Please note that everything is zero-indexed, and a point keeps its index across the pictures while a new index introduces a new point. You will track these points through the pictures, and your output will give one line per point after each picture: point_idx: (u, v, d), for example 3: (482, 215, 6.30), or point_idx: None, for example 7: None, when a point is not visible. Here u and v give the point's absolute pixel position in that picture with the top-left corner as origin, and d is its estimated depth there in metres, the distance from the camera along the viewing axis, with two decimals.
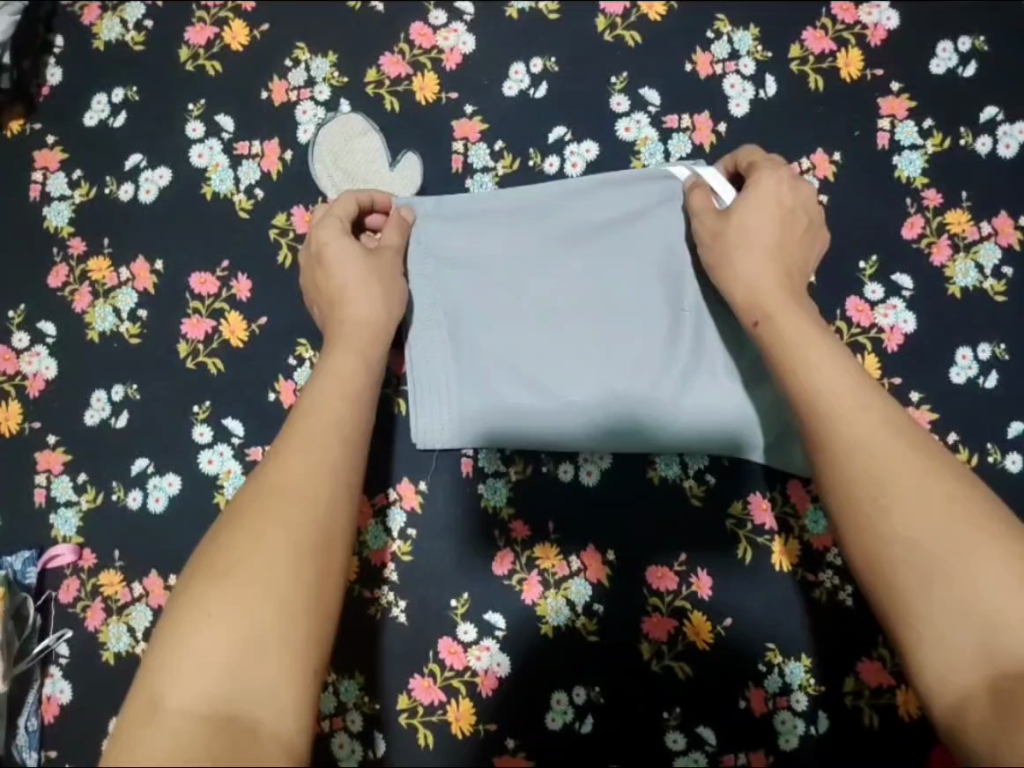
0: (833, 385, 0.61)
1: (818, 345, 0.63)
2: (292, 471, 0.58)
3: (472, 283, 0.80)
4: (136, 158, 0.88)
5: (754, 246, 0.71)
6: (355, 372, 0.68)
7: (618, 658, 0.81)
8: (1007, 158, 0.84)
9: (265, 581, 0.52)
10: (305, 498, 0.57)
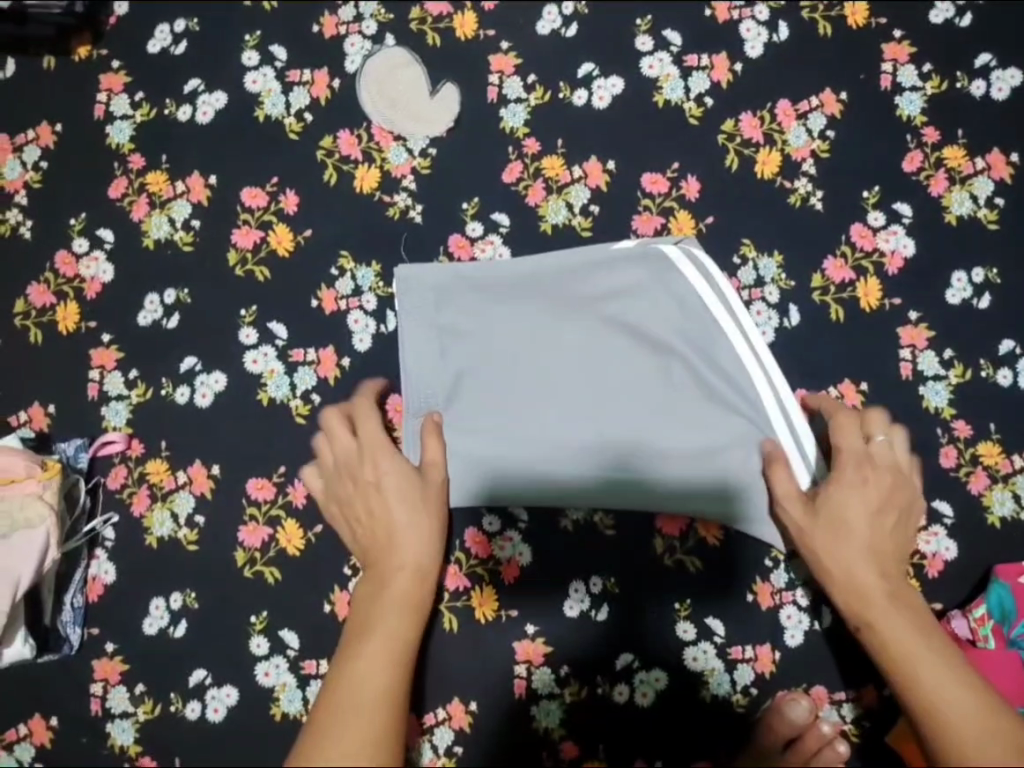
0: (894, 631, 0.72)
1: (868, 584, 0.75)
2: (393, 616, 0.74)
3: (468, 292, 0.88)
4: (195, 83, 0.95)
5: (851, 530, 0.76)
6: (409, 585, 0.76)
7: (634, 551, 0.88)
8: (999, 101, 0.91)
9: (367, 727, 0.65)
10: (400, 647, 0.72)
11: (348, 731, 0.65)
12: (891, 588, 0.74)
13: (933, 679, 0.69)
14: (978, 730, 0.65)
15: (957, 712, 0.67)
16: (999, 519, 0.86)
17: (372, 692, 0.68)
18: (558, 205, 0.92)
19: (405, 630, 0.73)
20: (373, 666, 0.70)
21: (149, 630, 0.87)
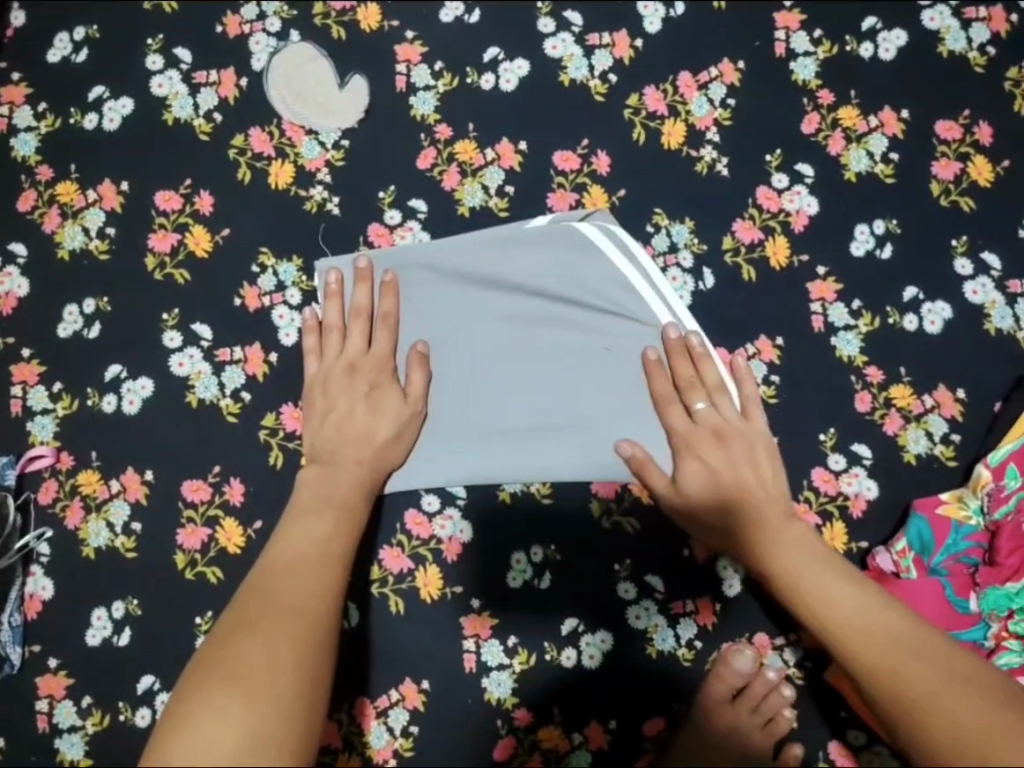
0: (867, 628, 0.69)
1: (867, 612, 0.70)
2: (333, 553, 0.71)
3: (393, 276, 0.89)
4: (99, 90, 0.94)
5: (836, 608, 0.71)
6: (325, 520, 0.75)
7: (571, 518, 0.90)
8: (887, 61, 0.95)
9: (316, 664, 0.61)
10: (331, 578, 0.69)
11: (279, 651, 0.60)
12: (772, 549, 0.77)
13: (917, 675, 0.64)
14: (962, 701, 0.62)
15: (921, 679, 0.64)
16: (915, 457, 0.90)
17: (297, 611, 0.64)
18: (474, 188, 0.93)
19: (337, 548, 0.73)
20: (302, 591, 0.66)
21: (92, 642, 0.86)
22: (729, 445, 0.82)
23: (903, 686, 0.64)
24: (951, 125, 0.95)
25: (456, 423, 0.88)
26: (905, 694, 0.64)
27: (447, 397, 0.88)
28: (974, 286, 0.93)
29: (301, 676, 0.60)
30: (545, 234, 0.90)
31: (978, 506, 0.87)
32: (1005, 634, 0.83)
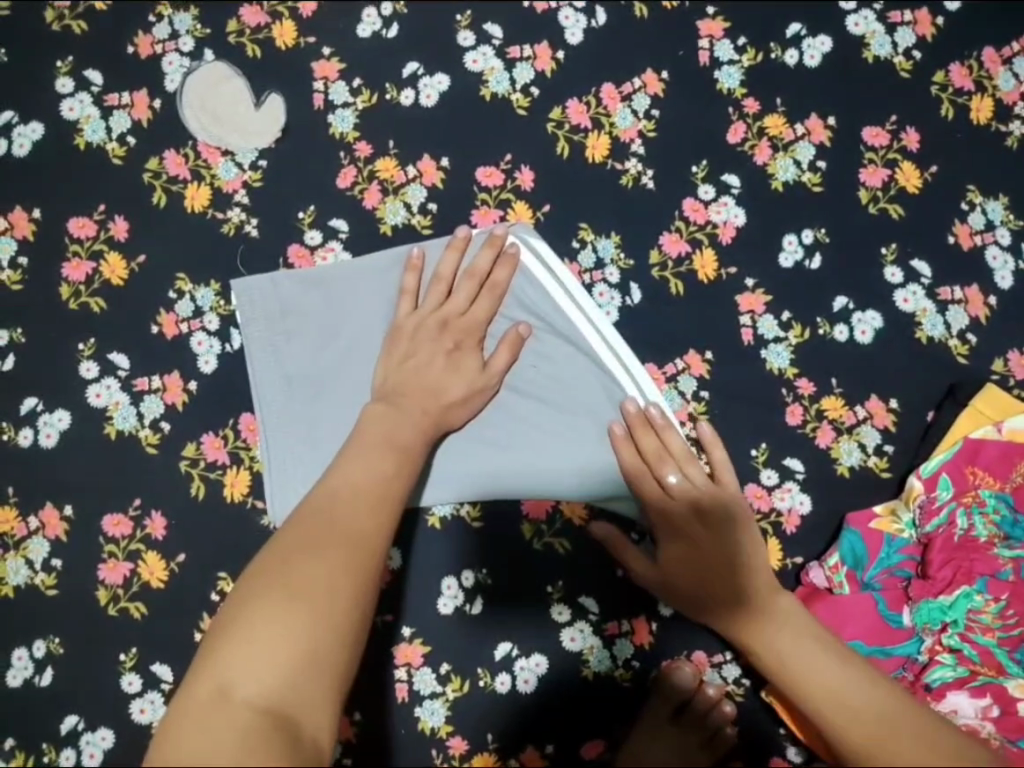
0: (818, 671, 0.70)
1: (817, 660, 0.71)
2: (353, 534, 0.61)
3: (311, 298, 0.88)
4: (8, 115, 0.92)
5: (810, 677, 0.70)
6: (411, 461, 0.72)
7: (502, 541, 0.90)
8: (813, 67, 0.94)
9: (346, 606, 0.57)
10: (359, 556, 0.59)
11: (294, 626, 0.54)
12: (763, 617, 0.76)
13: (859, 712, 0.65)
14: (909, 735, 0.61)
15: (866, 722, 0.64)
16: (848, 469, 0.90)
17: (332, 589, 0.57)
18: (396, 206, 0.92)
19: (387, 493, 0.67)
20: (329, 562, 0.58)
21: (13, 682, 0.84)
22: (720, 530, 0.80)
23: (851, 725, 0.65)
24: (878, 131, 0.94)
25: None
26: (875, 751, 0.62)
27: None
28: (904, 294, 0.92)
29: (314, 658, 0.53)
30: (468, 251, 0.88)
31: (911, 519, 0.87)
32: (938, 648, 0.83)
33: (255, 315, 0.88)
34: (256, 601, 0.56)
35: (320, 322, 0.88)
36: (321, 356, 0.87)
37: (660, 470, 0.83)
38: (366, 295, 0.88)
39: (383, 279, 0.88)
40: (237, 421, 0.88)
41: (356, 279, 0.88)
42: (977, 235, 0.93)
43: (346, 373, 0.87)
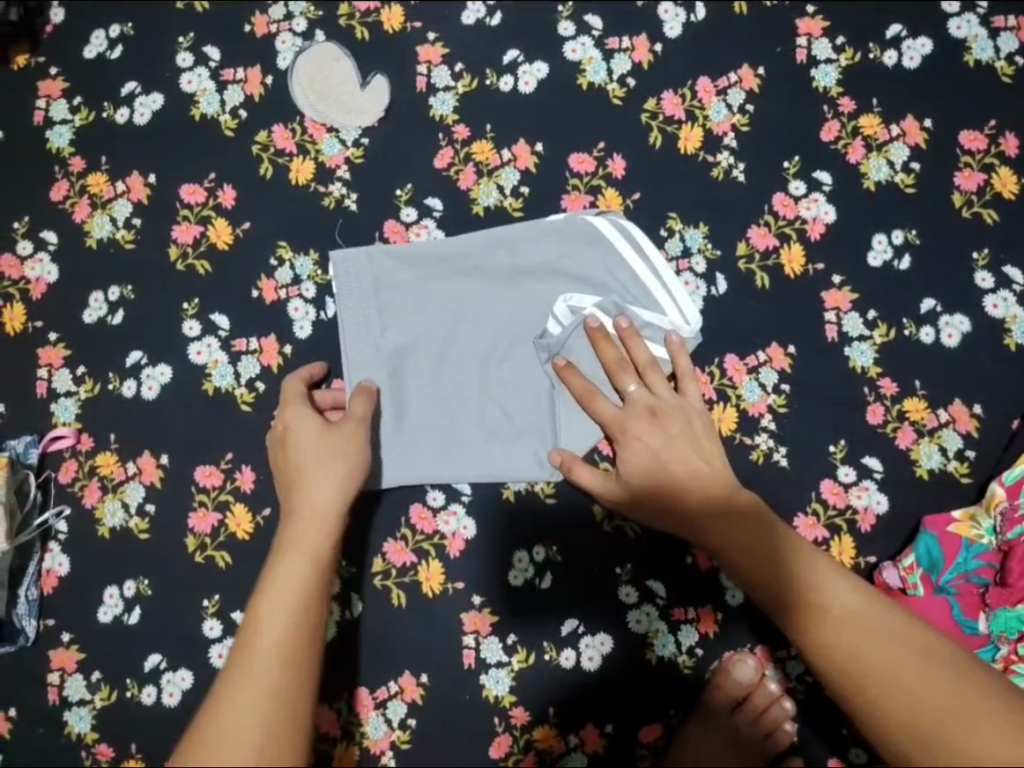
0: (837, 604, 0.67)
1: (856, 601, 0.67)
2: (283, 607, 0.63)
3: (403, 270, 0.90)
4: (132, 86, 0.97)
5: (845, 621, 0.66)
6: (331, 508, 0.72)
7: (574, 520, 0.91)
8: (911, 69, 0.94)
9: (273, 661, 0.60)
10: (298, 624, 0.63)
11: (261, 670, 0.59)
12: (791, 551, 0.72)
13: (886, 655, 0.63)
14: (964, 715, 0.58)
15: (906, 684, 0.61)
16: (927, 472, 0.89)
17: (284, 640, 0.61)
18: (489, 188, 0.95)
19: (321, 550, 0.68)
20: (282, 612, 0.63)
21: (104, 618, 0.89)
22: (670, 423, 0.81)
23: (896, 693, 0.61)
24: (976, 135, 0.93)
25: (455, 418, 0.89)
26: (868, 684, 0.62)
27: (449, 393, 0.89)
28: (994, 300, 0.91)
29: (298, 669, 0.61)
30: (556, 232, 0.90)
31: (990, 526, 0.84)
32: (1014, 657, 0.79)
33: (350, 284, 0.89)
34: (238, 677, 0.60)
35: (408, 292, 0.90)
36: (409, 329, 0.89)
37: (621, 381, 0.84)
38: (454, 269, 0.90)
39: (472, 255, 0.91)
40: (327, 385, 0.91)
41: (445, 254, 0.91)
42: None
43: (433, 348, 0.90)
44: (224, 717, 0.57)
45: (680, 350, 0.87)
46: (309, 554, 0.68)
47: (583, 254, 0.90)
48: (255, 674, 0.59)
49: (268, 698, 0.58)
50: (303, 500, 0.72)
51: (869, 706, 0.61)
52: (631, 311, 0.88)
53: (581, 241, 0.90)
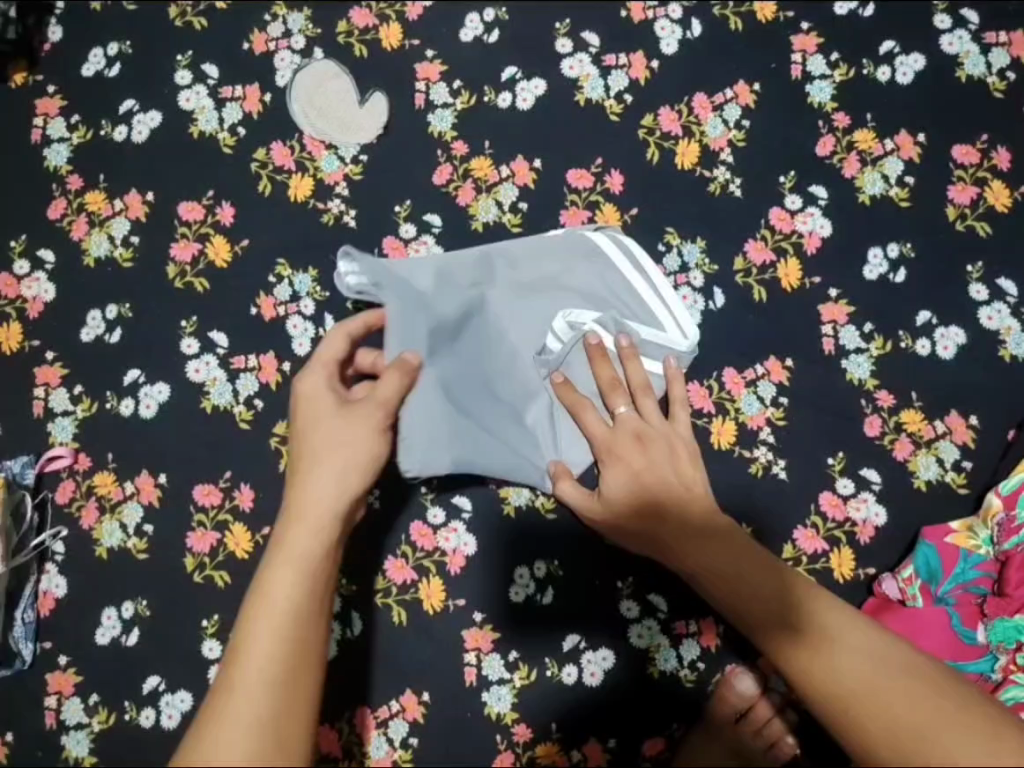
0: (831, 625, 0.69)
1: (845, 624, 0.68)
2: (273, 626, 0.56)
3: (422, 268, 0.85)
4: (129, 104, 0.97)
5: (834, 645, 0.67)
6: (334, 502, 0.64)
7: (575, 535, 0.91)
8: (905, 84, 0.95)
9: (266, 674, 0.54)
10: (289, 646, 0.56)
11: (248, 698, 0.53)
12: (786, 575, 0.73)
13: (859, 669, 0.65)
14: (948, 731, 0.59)
15: (886, 697, 0.62)
16: (925, 483, 0.89)
17: (276, 651, 0.55)
18: (488, 204, 0.95)
19: (319, 551, 0.61)
20: (275, 619, 0.57)
21: (101, 640, 0.88)
22: (651, 447, 0.80)
23: (883, 711, 0.62)
24: (969, 149, 0.94)
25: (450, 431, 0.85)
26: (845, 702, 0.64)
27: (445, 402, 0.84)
28: (989, 312, 0.92)
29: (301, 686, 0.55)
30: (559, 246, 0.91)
31: (988, 537, 0.85)
32: (1013, 667, 0.79)
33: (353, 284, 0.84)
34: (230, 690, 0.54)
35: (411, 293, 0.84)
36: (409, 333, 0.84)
37: (612, 401, 0.83)
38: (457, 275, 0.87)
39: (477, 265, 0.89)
40: None
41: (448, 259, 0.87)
42: None
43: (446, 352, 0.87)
44: (203, 757, 0.51)
45: (677, 377, 0.86)
46: (303, 557, 0.60)
47: (584, 270, 0.90)
48: (239, 702, 0.53)
49: (253, 735, 0.52)
50: (310, 490, 0.65)
51: (847, 722, 0.63)
52: (629, 326, 0.87)
53: (582, 257, 0.90)
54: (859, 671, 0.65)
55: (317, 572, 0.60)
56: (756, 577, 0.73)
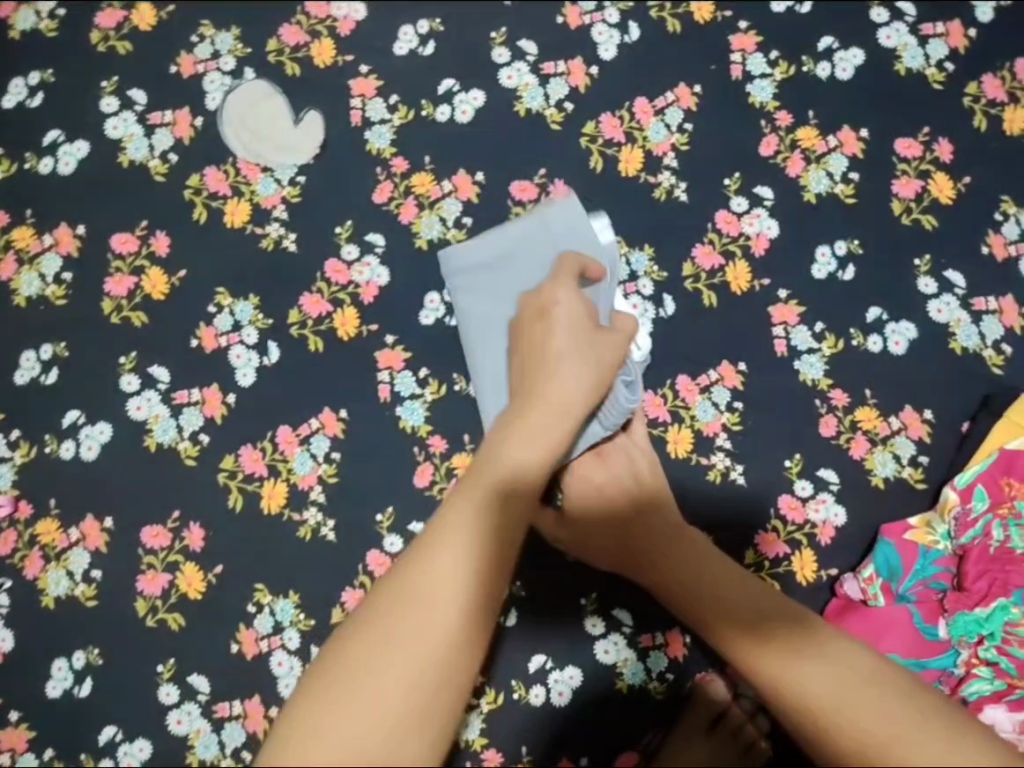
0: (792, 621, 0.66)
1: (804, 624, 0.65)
2: (444, 595, 0.51)
3: (499, 239, 0.86)
4: (54, 135, 0.94)
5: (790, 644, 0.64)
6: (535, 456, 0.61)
7: (536, 553, 0.90)
8: (845, 80, 0.95)
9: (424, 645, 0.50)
10: (461, 619, 0.51)
11: (417, 650, 0.50)
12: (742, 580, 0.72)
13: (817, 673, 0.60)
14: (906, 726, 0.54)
15: (845, 696, 0.57)
16: (883, 481, 0.89)
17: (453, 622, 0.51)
18: (431, 220, 0.93)
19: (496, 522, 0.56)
20: (440, 584, 0.52)
21: (53, 693, 0.85)
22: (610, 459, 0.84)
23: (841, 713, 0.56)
24: (911, 142, 0.94)
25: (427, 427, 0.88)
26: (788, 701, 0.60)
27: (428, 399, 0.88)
28: (938, 305, 0.91)
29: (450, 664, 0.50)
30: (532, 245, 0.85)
31: (945, 532, 0.85)
32: (975, 660, 0.80)
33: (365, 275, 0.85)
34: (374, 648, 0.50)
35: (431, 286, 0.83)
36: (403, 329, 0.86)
37: None
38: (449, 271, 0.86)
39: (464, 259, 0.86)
40: (274, 433, 0.89)
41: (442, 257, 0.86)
42: (1011, 246, 0.92)
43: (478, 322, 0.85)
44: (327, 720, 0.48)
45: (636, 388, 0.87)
46: (482, 521, 0.55)
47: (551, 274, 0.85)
48: (403, 651, 0.50)
49: (404, 706, 0.48)
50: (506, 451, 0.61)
51: (807, 723, 0.58)
52: None
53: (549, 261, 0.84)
54: (813, 677, 0.60)
55: (496, 541, 0.55)
56: (684, 566, 0.75)
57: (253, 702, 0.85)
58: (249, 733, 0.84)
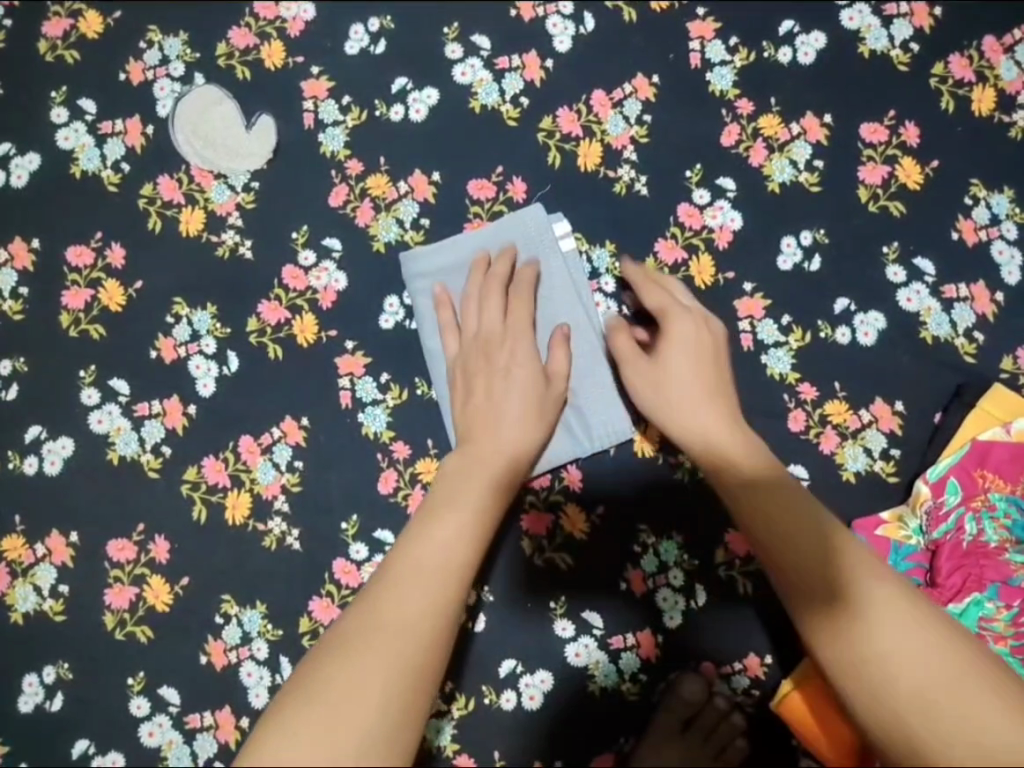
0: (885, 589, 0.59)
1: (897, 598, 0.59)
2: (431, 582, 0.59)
3: (472, 242, 0.87)
4: (5, 147, 0.93)
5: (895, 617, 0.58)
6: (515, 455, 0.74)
7: (504, 558, 0.89)
8: (807, 65, 0.93)
9: (414, 626, 0.57)
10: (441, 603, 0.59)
11: (402, 627, 0.56)
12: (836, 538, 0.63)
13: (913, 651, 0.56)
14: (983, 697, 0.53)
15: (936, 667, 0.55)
16: (854, 475, 0.87)
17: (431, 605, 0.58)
18: (388, 223, 0.91)
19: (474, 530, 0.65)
20: (427, 575, 0.60)
21: (25, 708, 0.85)
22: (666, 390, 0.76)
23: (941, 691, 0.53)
24: (876, 127, 0.91)
25: (403, 424, 0.88)
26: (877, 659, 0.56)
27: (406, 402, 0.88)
28: (908, 294, 0.90)
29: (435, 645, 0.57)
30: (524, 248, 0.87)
31: (918, 526, 0.84)
32: None
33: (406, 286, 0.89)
34: (360, 632, 0.56)
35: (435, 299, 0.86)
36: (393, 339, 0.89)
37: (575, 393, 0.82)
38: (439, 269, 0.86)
39: (453, 259, 0.87)
40: (236, 443, 0.88)
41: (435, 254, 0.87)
42: (982, 230, 0.90)
43: (439, 331, 0.85)
44: (314, 692, 0.53)
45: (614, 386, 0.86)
46: (464, 517, 0.65)
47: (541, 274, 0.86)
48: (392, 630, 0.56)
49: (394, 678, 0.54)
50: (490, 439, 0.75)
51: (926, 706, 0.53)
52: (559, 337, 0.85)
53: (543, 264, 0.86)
54: (905, 637, 0.56)
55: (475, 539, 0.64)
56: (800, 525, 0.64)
57: (224, 712, 0.85)
58: (220, 743, 0.85)
